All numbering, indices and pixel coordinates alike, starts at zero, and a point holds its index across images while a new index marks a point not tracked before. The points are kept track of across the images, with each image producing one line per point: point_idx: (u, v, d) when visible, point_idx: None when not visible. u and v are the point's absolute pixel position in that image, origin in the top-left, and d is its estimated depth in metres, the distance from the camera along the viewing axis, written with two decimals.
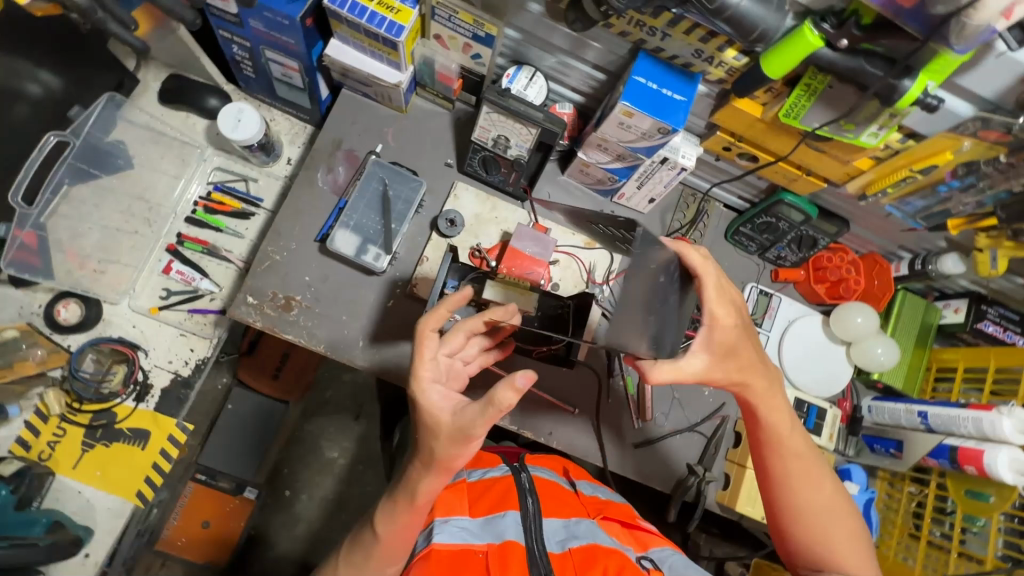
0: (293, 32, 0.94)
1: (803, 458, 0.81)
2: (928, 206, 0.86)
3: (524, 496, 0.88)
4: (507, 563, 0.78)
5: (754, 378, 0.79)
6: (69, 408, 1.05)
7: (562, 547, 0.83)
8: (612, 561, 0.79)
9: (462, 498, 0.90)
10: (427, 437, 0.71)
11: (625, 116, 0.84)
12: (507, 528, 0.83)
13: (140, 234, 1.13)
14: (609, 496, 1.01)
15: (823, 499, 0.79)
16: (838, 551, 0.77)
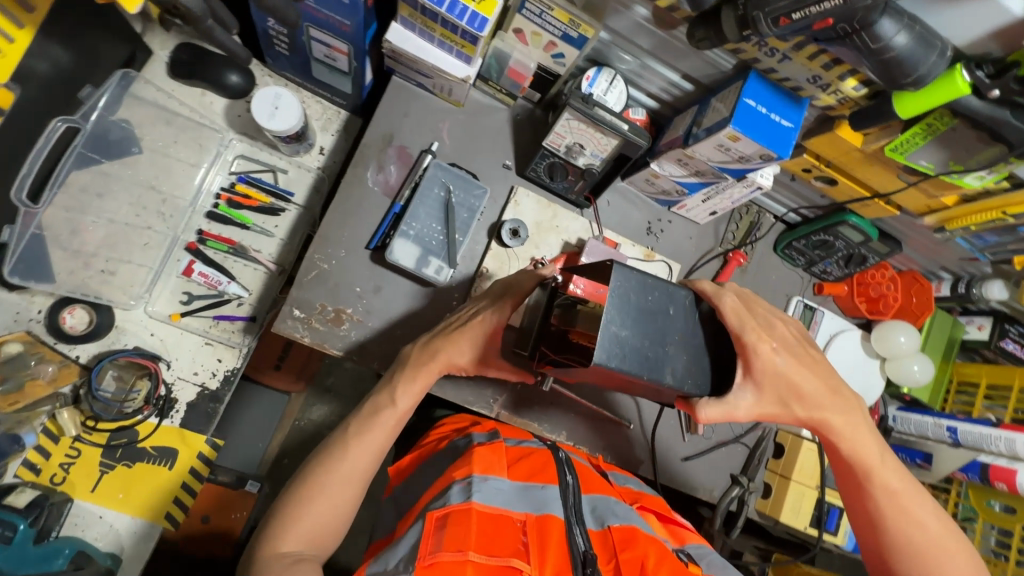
0: (353, 13, 0.82)
1: (902, 494, 0.70)
2: (1002, 241, 0.90)
3: (564, 470, 0.71)
4: (548, 539, 0.60)
5: (828, 412, 0.68)
6: (83, 428, 0.95)
7: (601, 524, 0.66)
8: (656, 548, 0.61)
9: (501, 455, 0.72)
10: (472, 342, 0.78)
11: (729, 140, 0.79)
12: (551, 501, 0.66)
13: (153, 230, 1.01)
14: (643, 488, 0.85)
15: (929, 536, 0.69)
16: None
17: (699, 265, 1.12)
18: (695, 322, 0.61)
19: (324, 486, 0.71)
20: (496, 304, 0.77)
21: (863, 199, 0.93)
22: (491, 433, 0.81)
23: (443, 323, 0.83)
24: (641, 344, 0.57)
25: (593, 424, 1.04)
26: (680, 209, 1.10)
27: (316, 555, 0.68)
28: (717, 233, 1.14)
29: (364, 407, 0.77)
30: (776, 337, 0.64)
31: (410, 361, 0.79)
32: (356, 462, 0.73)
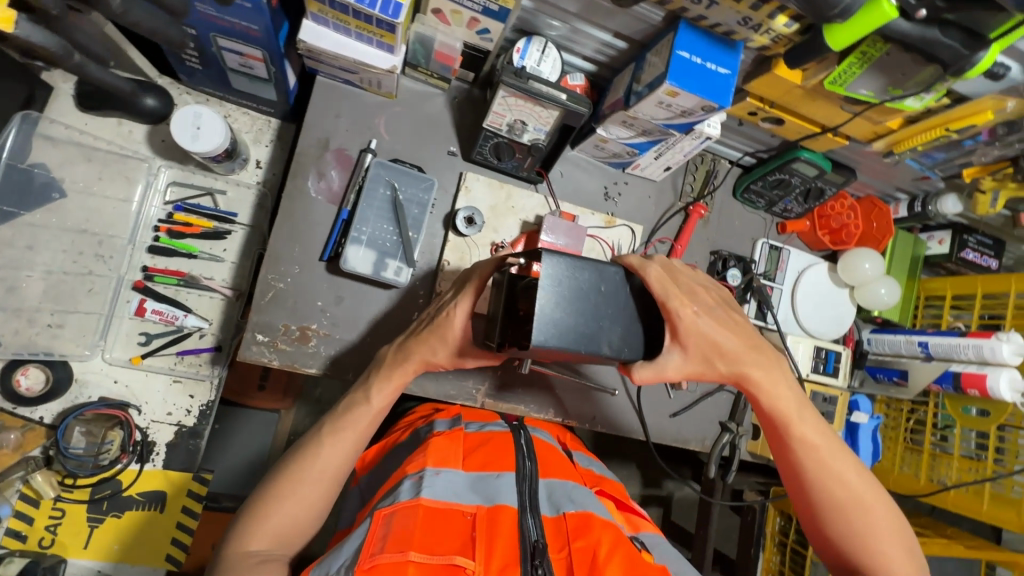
0: (258, 16, 0.76)
1: (819, 446, 0.71)
2: (950, 158, 0.90)
3: (522, 457, 0.78)
4: (498, 529, 0.64)
5: (747, 367, 0.70)
6: (62, 487, 0.93)
7: (556, 511, 0.70)
8: (608, 535, 0.64)
9: (458, 446, 0.79)
10: (440, 341, 0.75)
11: (668, 96, 0.78)
12: (504, 493, 0.70)
13: (95, 275, 0.95)
14: (603, 474, 0.96)
15: (851, 492, 0.70)
16: (881, 548, 0.68)
17: (661, 223, 1.11)
18: (628, 295, 0.63)
19: (295, 485, 0.71)
20: (459, 296, 0.75)
21: (814, 135, 0.92)
22: (454, 424, 0.87)
23: (418, 322, 0.81)
24: (576, 325, 0.59)
25: (580, 395, 1.05)
26: (635, 169, 1.08)
27: (281, 556, 0.69)
28: (675, 187, 1.13)
29: (339, 405, 0.78)
30: (698, 302, 0.67)
31: (385, 362, 0.79)
32: (329, 460, 0.74)
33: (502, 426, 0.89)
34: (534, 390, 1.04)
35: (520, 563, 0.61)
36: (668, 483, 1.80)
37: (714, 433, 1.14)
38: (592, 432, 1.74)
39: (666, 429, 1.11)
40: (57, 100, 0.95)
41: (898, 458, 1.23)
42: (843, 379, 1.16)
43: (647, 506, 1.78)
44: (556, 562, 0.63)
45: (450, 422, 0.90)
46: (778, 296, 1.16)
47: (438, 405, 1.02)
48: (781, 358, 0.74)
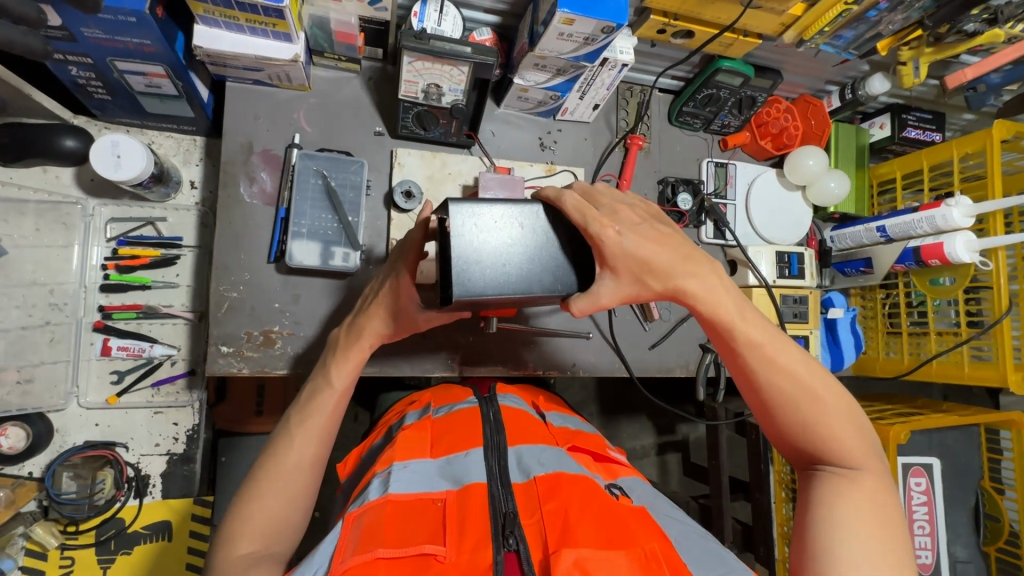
0: (147, 30, 0.76)
1: (763, 346, 0.71)
2: (860, 34, 0.91)
3: (489, 432, 0.85)
4: (465, 508, 0.72)
5: (682, 278, 0.70)
6: (66, 535, 0.94)
7: (525, 477, 0.77)
8: (577, 496, 0.71)
9: (426, 437, 0.86)
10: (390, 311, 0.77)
11: (565, 25, 0.77)
12: (471, 473, 0.78)
13: (54, 324, 0.95)
14: (579, 428, 1.00)
15: (800, 385, 0.70)
16: (834, 432, 0.69)
17: (603, 160, 1.11)
18: (549, 232, 0.73)
19: (274, 479, 0.72)
20: (399, 264, 0.77)
21: (715, 38, 0.92)
22: (422, 414, 0.95)
23: (363, 298, 0.83)
24: (497, 266, 0.70)
25: (554, 345, 1.07)
26: (564, 114, 1.08)
27: (273, 552, 0.70)
28: (610, 124, 1.14)
29: (302, 395, 0.79)
30: (620, 220, 0.70)
31: (339, 345, 0.81)
32: (305, 448, 0.75)
33: (471, 403, 0.96)
34: (511, 348, 1.05)
35: (492, 534, 0.68)
36: (682, 426, 1.81)
37: (697, 357, 1.15)
38: (594, 390, 1.75)
39: (647, 361, 1.12)
40: None
41: (882, 345, 1.24)
42: (811, 278, 1.17)
43: (665, 452, 1.80)
44: (529, 525, 0.70)
45: (421, 411, 0.97)
46: (732, 210, 1.17)
47: (412, 398, 1.07)
48: (717, 265, 0.74)
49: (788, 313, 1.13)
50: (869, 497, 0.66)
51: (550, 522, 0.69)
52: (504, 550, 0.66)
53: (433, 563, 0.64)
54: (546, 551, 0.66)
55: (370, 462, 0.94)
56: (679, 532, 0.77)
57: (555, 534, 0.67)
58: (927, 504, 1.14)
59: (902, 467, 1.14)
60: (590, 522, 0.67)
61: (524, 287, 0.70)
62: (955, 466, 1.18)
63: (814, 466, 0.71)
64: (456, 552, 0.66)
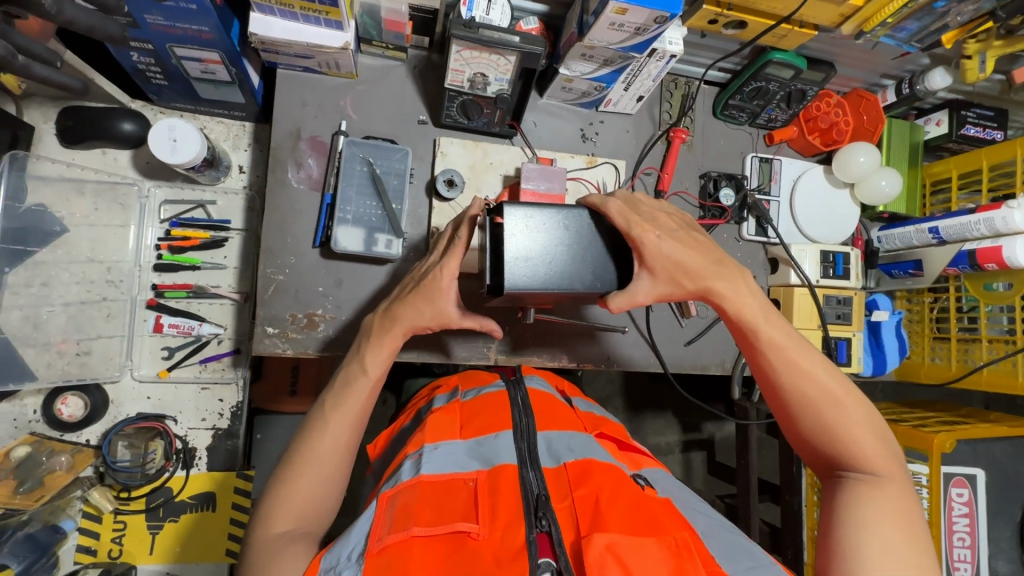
0: (206, 16, 0.78)
1: (786, 347, 0.71)
2: (925, 26, 0.87)
3: (518, 415, 0.86)
4: (497, 488, 0.72)
5: (713, 281, 0.73)
6: (119, 500, 0.98)
7: (556, 462, 0.78)
8: (609, 480, 0.72)
9: (455, 418, 0.88)
10: (426, 301, 0.79)
11: (618, 15, 0.77)
12: (501, 454, 0.79)
13: (111, 300, 1.00)
14: (603, 415, 1.01)
15: (822, 389, 0.70)
16: (855, 438, 0.68)
17: (645, 153, 1.10)
18: (591, 231, 0.73)
19: (308, 464, 0.75)
20: (445, 259, 0.78)
21: (771, 29, 0.90)
22: (451, 397, 0.96)
23: (401, 289, 0.84)
24: (544, 261, 0.70)
25: (588, 338, 1.07)
26: (607, 105, 1.07)
27: (308, 531, 0.73)
28: (653, 117, 1.12)
29: (336, 379, 0.81)
30: (660, 227, 0.72)
31: (373, 331, 0.82)
32: (339, 434, 0.77)
33: (499, 386, 0.97)
34: (545, 339, 1.06)
35: (524, 515, 0.69)
36: (708, 424, 1.80)
37: (733, 355, 1.13)
38: (620, 385, 1.75)
39: (681, 357, 1.11)
40: (42, 140, 0.99)
41: (927, 351, 1.20)
42: (856, 279, 1.13)
43: (690, 449, 1.78)
44: (560, 510, 0.71)
45: (449, 395, 0.99)
46: (776, 207, 1.14)
47: (439, 382, 1.08)
48: (744, 269, 0.75)
49: (830, 315, 1.11)
50: (893, 506, 0.64)
51: (581, 507, 0.70)
52: (537, 531, 0.67)
53: (467, 541, 0.66)
54: (578, 534, 0.67)
55: (401, 444, 0.96)
56: (706, 525, 0.76)
57: (587, 519, 0.68)
58: (969, 516, 1.11)
59: (944, 476, 1.10)
60: (621, 510, 0.67)
61: (566, 282, 0.70)
62: (1002, 479, 1.13)
63: (838, 473, 0.69)
64: (489, 529, 0.68)
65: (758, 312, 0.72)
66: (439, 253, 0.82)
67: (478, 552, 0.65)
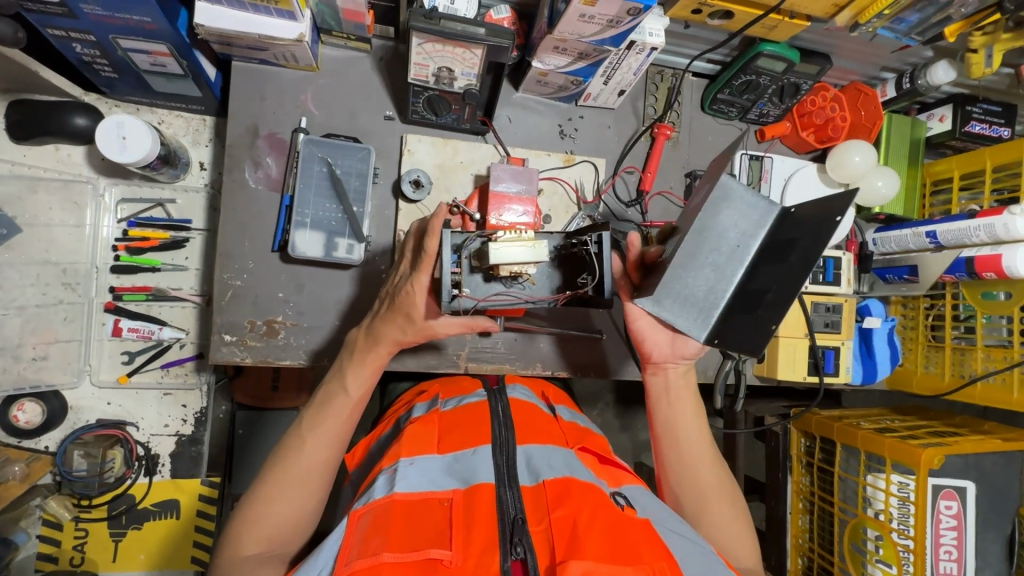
0: (146, 6, 0.72)
1: (690, 430, 0.83)
2: (926, 18, 0.80)
3: (498, 429, 0.83)
4: (473, 510, 0.69)
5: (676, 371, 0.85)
6: (79, 508, 0.97)
7: (534, 480, 0.75)
8: (588, 501, 0.68)
9: (433, 430, 0.85)
10: (407, 319, 0.78)
11: (587, 6, 0.71)
12: (479, 473, 0.75)
13: (67, 303, 0.96)
14: (587, 427, 0.97)
15: (718, 481, 0.81)
16: (736, 530, 0.79)
17: (627, 151, 1.04)
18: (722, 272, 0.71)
19: (282, 485, 0.74)
20: (416, 273, 0.75)
21: (759, 20, 0.83)
22: (430, 407, 0.93)
23: (380, 301, 0.83)
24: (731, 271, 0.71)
25: (566, 344, 1.04)
26: (587, 100, 1.01)
27: (281, 553, 0.72)
28: (636, 111, 1.06)
29: (315, 399, 0.81)
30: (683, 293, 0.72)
31: (358, 349, 0.83)
32: (318, 454, 0.77)
33: (480, 396, 0.94)
34: (520, 345, 1.03)
35: (499, 541, 0.65)
36: None
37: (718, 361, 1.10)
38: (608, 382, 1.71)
39: None
40: None
41: (920, 358, 1.15)
42: (847, 286, 1.08)
43: None
44: (537, 533, 0.67)
45: (428, 404, 0.96)
46: None
47: (421, 389, 1.06)
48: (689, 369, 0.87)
49: (818, 323, 1.06)
50: None
51: (558, 529, 0.66)
52: (511, 558, 0.64)
53: (439, 568, 0.62)
54: (553, 559, 0.64)
55: (378, 456, 0.93)
56: (681, 550, 0.68)
57: (564, 542, 0.64)
58: (957, 529, 1.07)
59: (933, 488, 1.07)
60: (600, 534, 0.63)
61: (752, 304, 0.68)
62: (995, 492, 1.09)
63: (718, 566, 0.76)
64: (463, 556, 0.64)
65: (676, 388, 0.85)
66: (408, 268, 0.80)
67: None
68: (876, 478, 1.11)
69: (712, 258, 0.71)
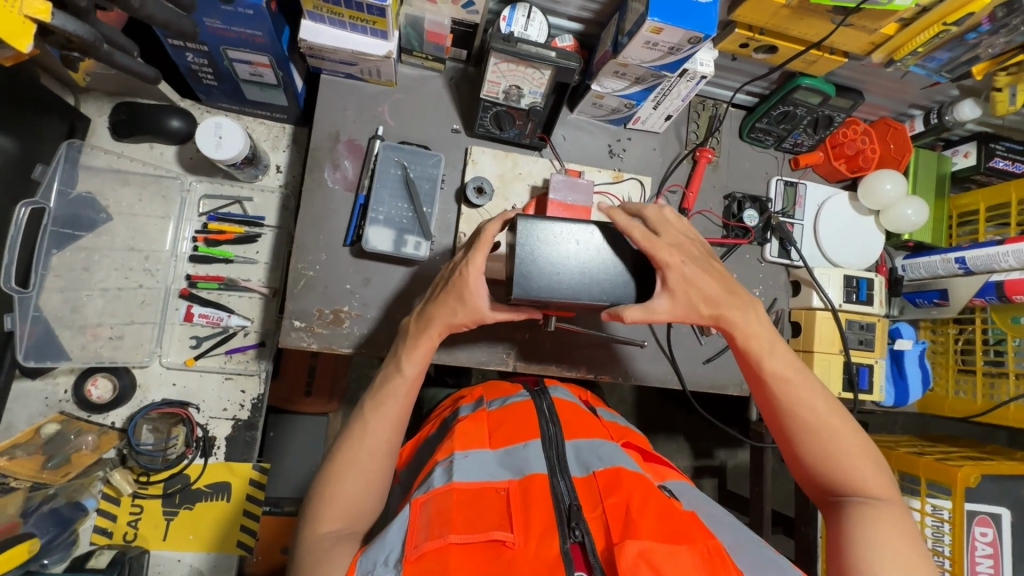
0: (261, 21, 0.82)
1: (776, 369, 0.77)
2: (956, 57, 0.88)
3: (545, 424, 0.85)
4: (530, 496, 0.72)
5: (727, 308, 0.76)
6: (138, 484, 1.00)
7: (585, 472, 0.78)
8: (639, 487, 0.71)
9: (483, 427, 0.87)
10: (458, 301, 0.78)
11: (653, 34, 0.79)
12: (531, 464, 0.78)
13: (146, 287, 1.04)
14: (626, 426, 1.00)
15: (821, 417, 0.75)
16: (852, 463, 0.73)
17: (671, 171, 1.12)
18: (606, 249, 0.74)
19: (352, 464, 0.76)
20: (470, 254, 0.77)
21: (801, 54, 0.92)
22: (476, 407, 0.96)
23: (433, 289, 0.84)
24: (595, 259, 0.74)
25: (606, 351, 1.08)
26: (636, 123, 1.09)
27: (353, 532, 0.74)
28: (680, 136, 1.14)
29: (375, 382, 0.82)
30: (684, 252, 0.74)
31: (409, 333, 0.83)
32: (378, 434, 0.78)
33: (524, 396, 0.96)
34: (563, 349, 1.06)
35: (557, 524, 0.68)
36: (722, 451, 1.76)
37: None
38: (633, 405, 1.73)
39: (700, 375, 1.11)
40: (95, 132, 1.04)
41: (951, 383, 1.18)
42: (879, 306, 1.13)
43: (702, 476, 1.75)
44: (592, 519, 0.71)
45: (474, 405, 0.99)
46: (799, 232, 1.14)
47: (462, 393, 1.08)
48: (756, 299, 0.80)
49: (852, 340, 1.09)
50: (893, 521, 0.68)
51: (612, 516, 0.69)
52: (570, 541, 0.66)
53: (503, 550, 0.66)
54: (610, 542, 0.67)
55: (429, 454, 0.96)
56: (733, 539, 0.73)
57: (619, 526, 0.67)
58: (993, 558, 1.06)
59: (967, 514, 1.07)
60: (653, 517, 0.66)
61: (610, 294, 0.73)
62: None
63: (836, 496, 0.73)
64: (524, 538, 0.67)
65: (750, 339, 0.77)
66: (466, 250, 0.82)
67: (515, 562, 0.64)
68: (910, 499, 1.12)
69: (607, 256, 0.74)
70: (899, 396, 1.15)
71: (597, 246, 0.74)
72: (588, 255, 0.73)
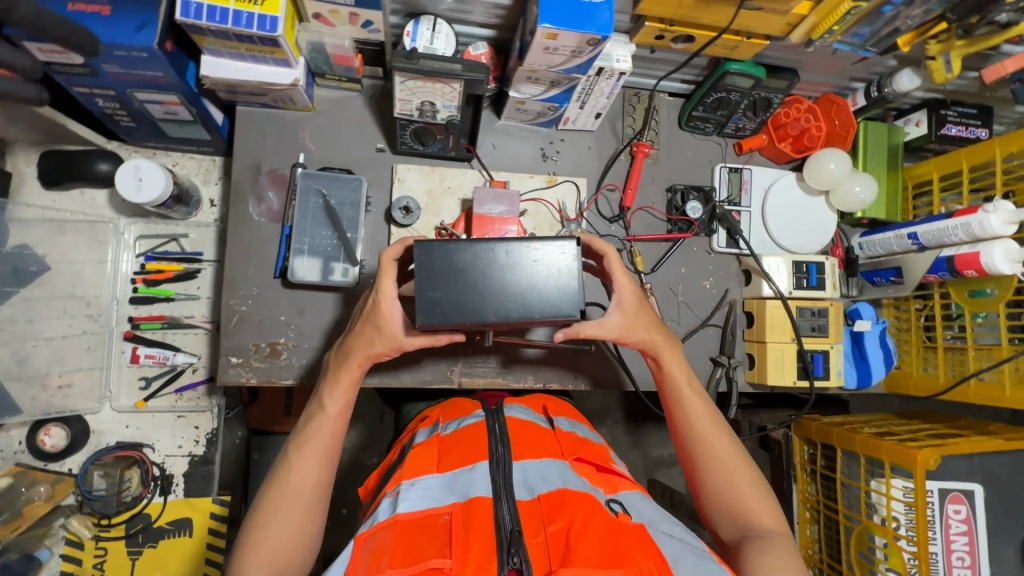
0: (159, 63, 0.81)
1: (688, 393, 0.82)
2: (876, 31, 0.85)
3: (494, 443, 0.83)
4: (471, 520, 0.70)
5: (655, 332, 0.83)
6: (99, 527, 1.02)
7: (530, 494, 0.75)
8: (582, 511, 0.69)
9: (432, 453, 0.85)
10: (374, 330, 0.79)
11: (549, 40, 0.77)
12: (476, 486, 0.75)
13: (90, 334, 1.04)
14: (588, 437, 0.96)
15: (722, 443, 0.79)
16: (747, 492, 0.75)
17: (607, 170, 1.09)
18: (513, 264, 0.71)
19: (278, 507, 0.75)
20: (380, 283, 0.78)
21: (716, 41, 0.89)
22: (431, 432, 0.93)
23: (353, 318, 0.85)
24: (505, 275, 0.71)
25: (554, 359, 1.07)
26: (566, 124, 1.07)
27: None
28: (616, 132, 1.11)
29: (297, 423, 0.82)
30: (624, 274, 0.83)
31: (330, 367, 0.84)
32: (304, 475, 0.77)
33: (479, 417, 0.93)
34: (510, 361, 1.06)
35: (496, 552, 0.66)
36: None
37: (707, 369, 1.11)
38: None
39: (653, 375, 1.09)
40: (24, 184, 1.05)
41: (918, 361, 1.14)
42: (833, 290, 1.10)
43: None
44: (532, 545, 0.68)
45: (431, 429, 0.96)
46: (746, 220, 1.12)
47: (425, 415, 1.07)
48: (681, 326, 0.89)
49: (805, 327, 1.07)
50: (784, 552, 0.69)
51: (554, 544, 0.67)
52: (507, 569, 0.65)
53: None
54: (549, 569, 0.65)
55: (382, 482, 0.92)
56: (675, 551, 0.69)
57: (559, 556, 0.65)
58: (968, 534, 1.05)
59: (939, 493, 1.05)
60: (592, 541, 0.65)
61: (523, 310, 0.70)
62: (1005, 495, 1.07)
63: (735, 530, 0.74)
64: (461, 564, 0.65)
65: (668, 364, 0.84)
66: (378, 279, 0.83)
67: None
68: (878, 483, 1.10)
69: (515, 270, 0.71)
70: (861, 378, 1.12)
71: (511, 268, 0.71)
72: (496, 271, 0.71)
